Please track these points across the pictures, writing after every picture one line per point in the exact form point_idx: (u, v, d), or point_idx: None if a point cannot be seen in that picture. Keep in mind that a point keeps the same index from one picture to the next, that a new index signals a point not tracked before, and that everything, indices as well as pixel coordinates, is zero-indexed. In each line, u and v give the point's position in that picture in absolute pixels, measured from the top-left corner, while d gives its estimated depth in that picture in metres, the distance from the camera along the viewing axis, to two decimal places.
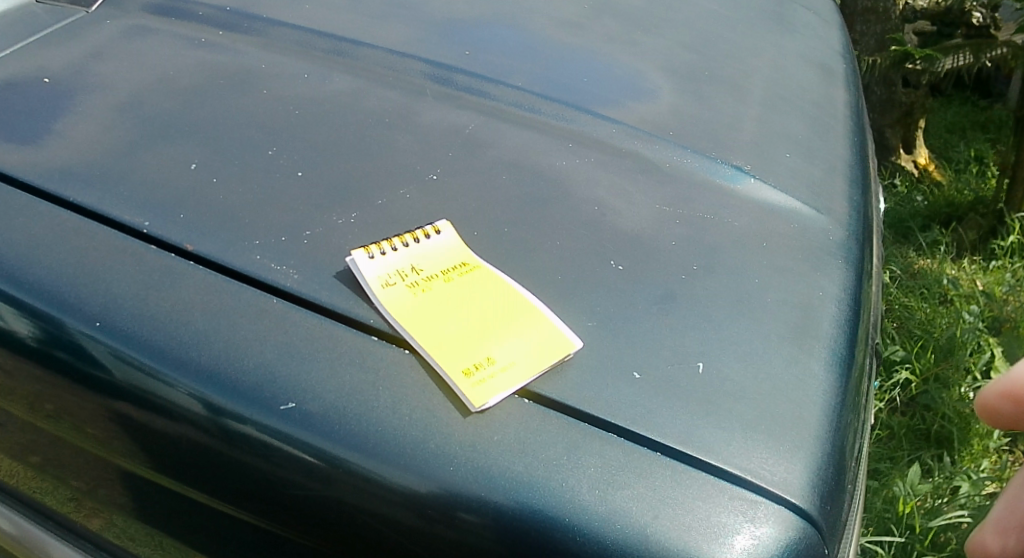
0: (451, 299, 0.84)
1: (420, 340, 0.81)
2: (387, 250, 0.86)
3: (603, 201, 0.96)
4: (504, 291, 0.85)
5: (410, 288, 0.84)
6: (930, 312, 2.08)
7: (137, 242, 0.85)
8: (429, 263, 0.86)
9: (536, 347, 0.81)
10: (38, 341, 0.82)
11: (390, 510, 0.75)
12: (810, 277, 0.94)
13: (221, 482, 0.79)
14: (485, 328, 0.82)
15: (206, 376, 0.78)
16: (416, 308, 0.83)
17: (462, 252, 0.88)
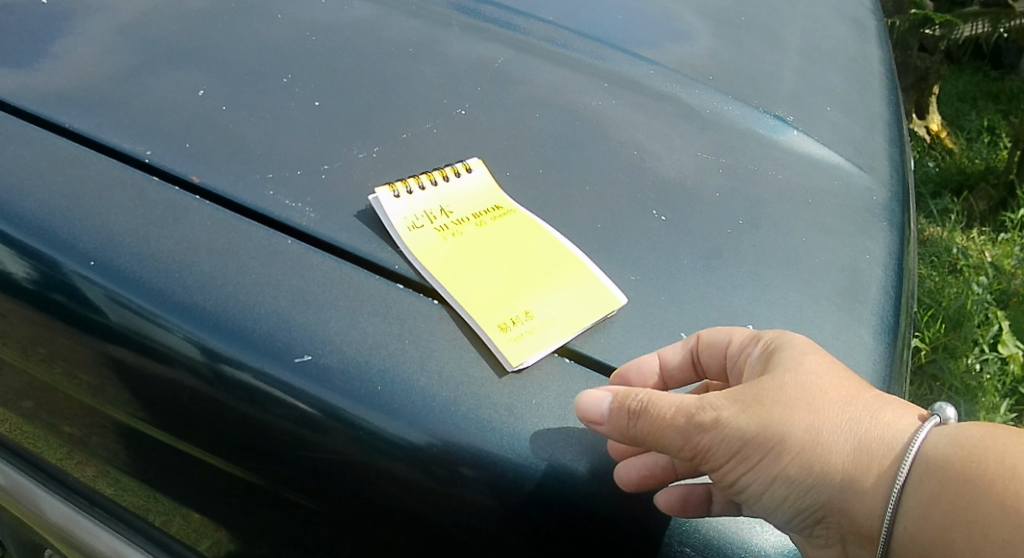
0: (484, 245, 0.78)
1: (452, 289, 0.74)
2: (413, 189, 0.80)
3: (641, 144, 0.93)
4: (542, 237, 0.79)
5: (439, 232, 0.79)
6: (940, 281, 2.14)
7: (140, 174, 0.81)
8: (458, 205, 0.81)
9: (580, 299, 0.75)
10: (29, 281, 0.78)
11: (413, 477, 0.67)
12: (855, 241, 0.99)
13: (229, 441, 0.73)
14: (520, 278, 0.76)
15: (215, 323, 0.72)
16: (446, 254, 0.77)
17: (494, 193, 0.83)
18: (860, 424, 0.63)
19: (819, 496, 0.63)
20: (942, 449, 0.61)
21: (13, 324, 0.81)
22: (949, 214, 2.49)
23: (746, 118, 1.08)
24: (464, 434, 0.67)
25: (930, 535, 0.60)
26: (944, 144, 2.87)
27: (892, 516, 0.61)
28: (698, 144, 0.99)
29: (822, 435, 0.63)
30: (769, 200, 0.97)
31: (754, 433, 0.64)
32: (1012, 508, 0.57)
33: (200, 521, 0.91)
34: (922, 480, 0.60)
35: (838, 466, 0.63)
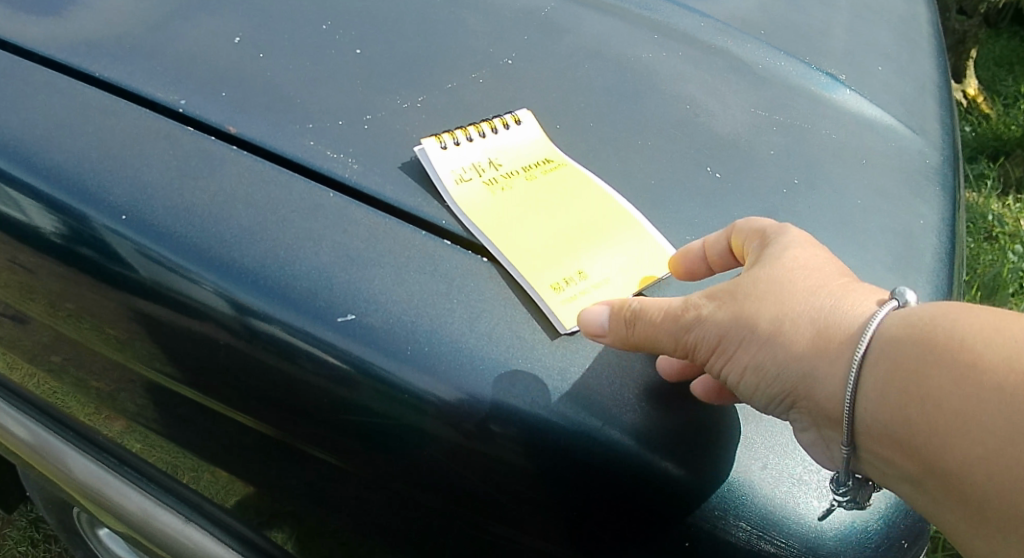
0: (535, 199, 0.76)
1: (502, 246, 0.72)
2: (460, 140, 0.77)
3: (693, 98, 0.90)
4: (595, 192, 0.76)
5: (489, 185, 0.76)
6: (974, 248, 2.10)
7: (174, 124, 0.78)
8: (507, 158, 0.78)
9: (635, 258, 0.73)
10: (60, 236, 0.75)
11: (461, 441, 0.66)
12: (912, 205, 0.94)
13: (268, 400, 0.71)
14: (572, 235, 0.74)
15: (252, 280, 0.69)
16: (497, 209, 0.74)
17: (543, 146, 0.80)
18: (822, 310, 0.60)
19: (787, 383, 0.61)
20: (895, 329, 0.57)
21: (46, 279, 0.79)
22: (985, 181, 2.40)
23: (799, 75, 1.02)
24: (516, 397, 0.66)
25: (892, 416, 0.56)
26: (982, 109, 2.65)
27: (853, 398, 0.58)
28: (751, 98, 0.94)
29: (787, 324, 0.60)
30: (824, 158, 0.92)
31: (727, 324, 0.62)
32: (973, 379, 0.53)
33: (228, 479, 0.88)
34: (876, 361, 0.57)
35: (801, 353, 0.59)
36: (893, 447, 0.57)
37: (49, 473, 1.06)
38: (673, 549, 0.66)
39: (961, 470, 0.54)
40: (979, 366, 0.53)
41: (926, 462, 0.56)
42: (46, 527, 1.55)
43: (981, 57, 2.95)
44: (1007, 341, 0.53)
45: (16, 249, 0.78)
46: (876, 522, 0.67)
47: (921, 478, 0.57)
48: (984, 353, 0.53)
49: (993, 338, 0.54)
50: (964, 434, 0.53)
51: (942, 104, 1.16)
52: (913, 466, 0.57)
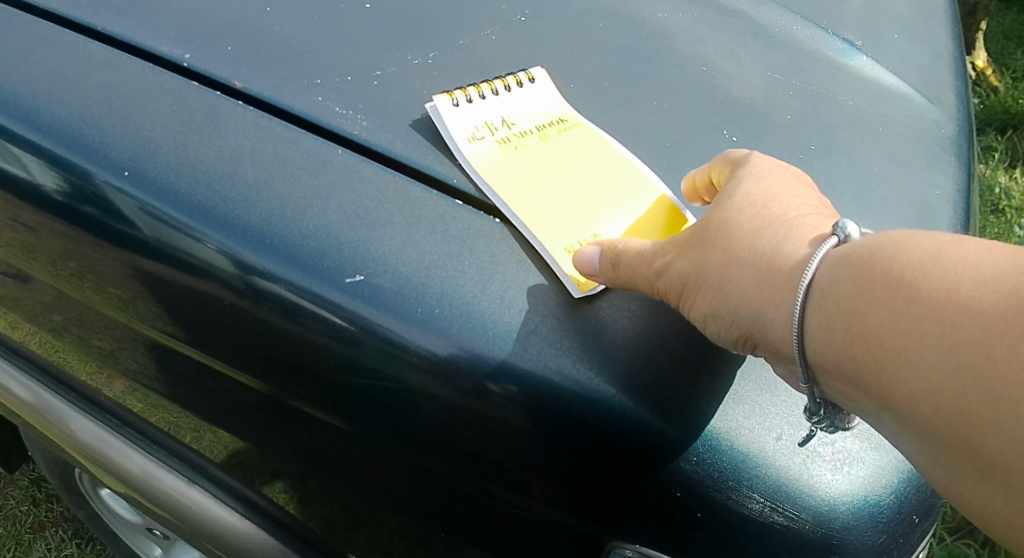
0: (549, 159, 0.74)
1: (514, 207, 0.70)
2: (473, 97, 0.75)
3: (709, 60, 0.88)
4: (608, 152, 0.75)
5: (502, 144, 0.74)
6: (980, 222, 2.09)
7: (178, 78, 0.76)
8: (520, 117, 0.76)
9: (652, 219, 0.71)
10: (61, 193, 0.74)
11: (470, 404, 0.65)
12: (927, 173, 0.93)
13: (274, 362, 0.70)
14: (585, 197, 0.72)
15: (257, 240, 0.67)
16: (511, 169, 0.73)
17: (556, 104, 0.78)
18: (767, 249, 0.60)
19: (743, 326, 0.61)
20: (834, 268, 0.56)
21: (47, 236, 0.77)
22: (992, 153, 2.38)
23: (815, 40, 1.00)
24: (527, 361, 0.65)
25: (839, 355, 0.55)
26: (991, 81, 2.59)
27: (801, 338, 0.57)
28: (767, 61, 0.92)
29: (735, 267, 0.60)
30: (840, 124, 0.91)
31: (684, 264, 0.62)
32: (913, 312, 0.52)
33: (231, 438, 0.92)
34: (820, 302, 0.56)
35: (750, 293, 0.60)
36: (846, 385, 0.56)
37: (49, 434, 1.04)
38: (683, 519, 0.65)
39: (909, 405, 0.53)
40: (918, 299, 0.52)
41: (881, 399, 0.54)
42: (48, 487, 1.55)
43: (991, 28, 2.90)
44: (944, 272, 0.52)
45: (16, 206, 0.77)
46: (888, 496, 0.67)
47: (875, 413, 0.56)
48: (922, 285, 0.52)
49: (931, 270, 0.52)
50: (908, 370, 0.52)
51: (958, 72, 1.14)
52: (869, 402, 0.56)
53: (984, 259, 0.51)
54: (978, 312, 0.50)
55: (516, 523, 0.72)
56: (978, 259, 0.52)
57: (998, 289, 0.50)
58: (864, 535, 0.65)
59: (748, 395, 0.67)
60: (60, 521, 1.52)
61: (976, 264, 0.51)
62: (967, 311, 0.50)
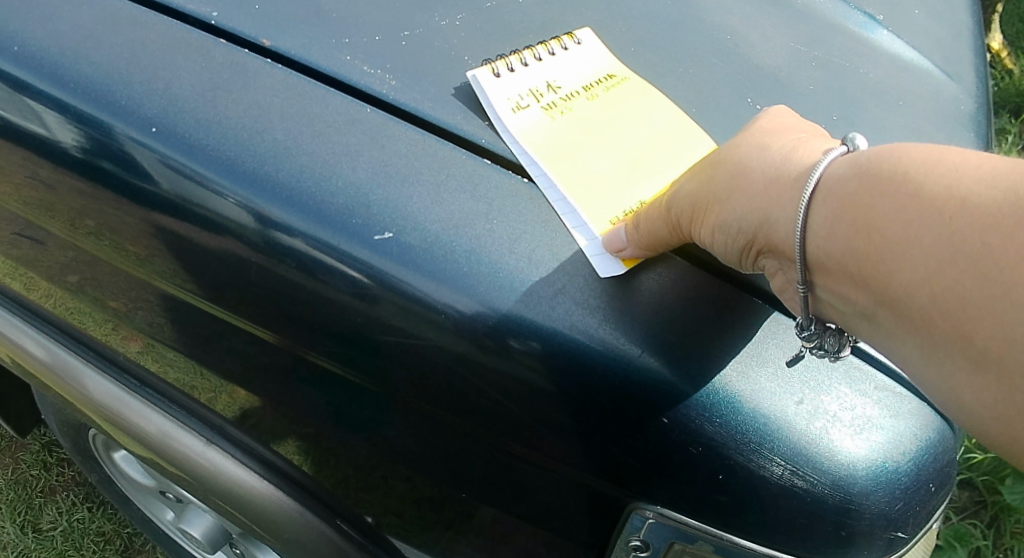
0: (591, 126, 0.77)
1: (560, 175, 0.72)
2: (514, 66, 0.77)
3: (733, 28, 0.88)
4: (652, 114, 0.77)
5: (546, 112, 0.77)
6: None
7: (206, 36, 0.77)
8: (562, 81, 0.79)
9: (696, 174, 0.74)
10: (81, 150, 0.74)
11: (493, 363, 0.66)
12: (946, 148, 0.93)
13: (296, 317, 0.71)
14: (628, 163, 0.75)
15: (286, 196, 0.68)
16: (556, 138, 0.75)
17: (597, 65, 0.80)
18: (776, 161, 0.61)
19: (749, 235, 0.61)
20: (841, 169, 0.56)
21: (68, 195, 0.78)
22: (1005, 136, 2.38)
23: (837, 13, 1.00)
24: (552, 320, 0.65)
25: (840, 250, 0.56)
26: (1007, 64, 2.56)
27: (803, 235, 0.58)
28: (790, 32, 0.92)
29: (742, 179, 0.61)
30: (862, 96, 0.90)
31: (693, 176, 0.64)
32: (914, 208, 0.52)
33: (245, 397, 0.97)
34: (824, 199, 0.56)
35: (756, 199, 0.60)
36: (845, 282, 0.57)
37: (64, 393, 1.02)
38: (705, 482, 0.66)
39: (906, 296, 0.53)
40: (920, 192, 0.52)
41: (880, 295, 0.55)
42: (59, 451, 1.57)
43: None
44: (946, 171, 0.52)
45: (40, 165, 0.78)
46: (905, 463, 0.68)
47: (875, 310, 0.56)
48: (924, 181, 0.52)
49: (933, 168, 0.53)
50: (907, 262, 0.52)
51: (980, 50, 1.13)
52: (865, 298, 0.56)
53: (986, 160, 0.51)
54: (977, 205, 0.50)
55: (533, 480, 0.73)
56: (980, 160, 0.52)
57: (998, 185, 0.50)
58: (882, 501, 0.67)
59: (771, 357, 0.67)
60: (71, 485, 1.53)
61: (979, 165, 0.51)
62: (966, 206, 0.50)
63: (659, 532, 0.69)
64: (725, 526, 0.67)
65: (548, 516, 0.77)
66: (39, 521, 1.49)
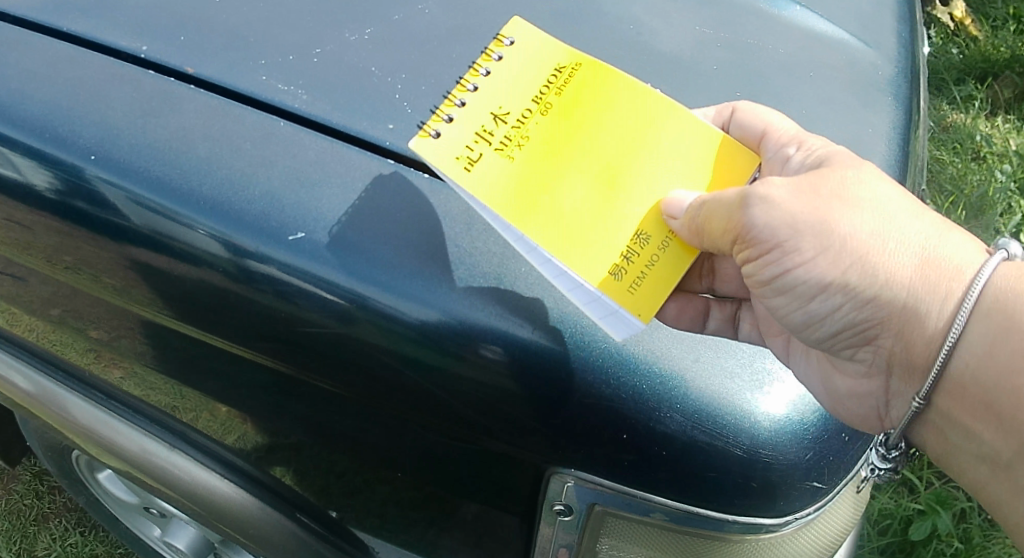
0: (560, 151, 0.73)
1: (554, 242, 0.71)
2: (451, 113, 0.71)
3: (638, 19, 0.93)
4: (623, 115, 0.74)
5: (499, 151, 0.71)
6: (963, 168, 2.16)
7: (136, 69, 0.83)
8: (510, 101, 0.73)
9: (705, 166, 0.75)
10: (43, 190, 0.82)
11: (408, 349, 0.73)
12: (859, 114, 0.94)
13: (237, 322, 0.79)
14: (613, 192, 0.74)
15: (213, 210, 0.76)
16: (521, 183, 0.71)
17: (546, 66, 0.74)
18: (925, 241, 0.74)
19: (886, 313, 0.75)
20: (1006, 288, 0.73)
21: (38, 235, 0.87)
22: (972, 102, 2.39)
23: None
24: (463, 305, 0.73)
25: (991, 373, 0.74)
26: (971, 31, 2.59)
27: (958, 345, 0.74)
28: (697, 17, 0.96)
29: (885, 251, 0.73)
30: (770, 71, 0.92)
31: (804, 230, 0.73)
32: None
33: (227, 415, 0.99)
34: (987, 317, 0.73)
35: (911, 282, 0.74)
36: (976, 403, 0.76)
37: (47, 419, 1.09)
38: (613, 443, 0.71)
39: None
40: None
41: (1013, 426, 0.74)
42: (50, 480, 1.62)
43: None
44: None
45: (9, 207, 0.85)
46: (808, 413, 0.73)
47: (997, 444, 0.77)
48: None
49: None
50: None
51: (902, 17, 1.15)
52: (992, 428, 0.76)
53: None
54: None
55: (466, 456, 0.80)
56: None
57: None
58: (783, 456, 0.72)
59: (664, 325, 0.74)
60: (63, 512, 1.58)
61: None
62: None
63: (578, 495, 0.76)
64: (640, 486, 0.73)
65: (486, 490, 0.83)
66: (35, 551, 1.54)
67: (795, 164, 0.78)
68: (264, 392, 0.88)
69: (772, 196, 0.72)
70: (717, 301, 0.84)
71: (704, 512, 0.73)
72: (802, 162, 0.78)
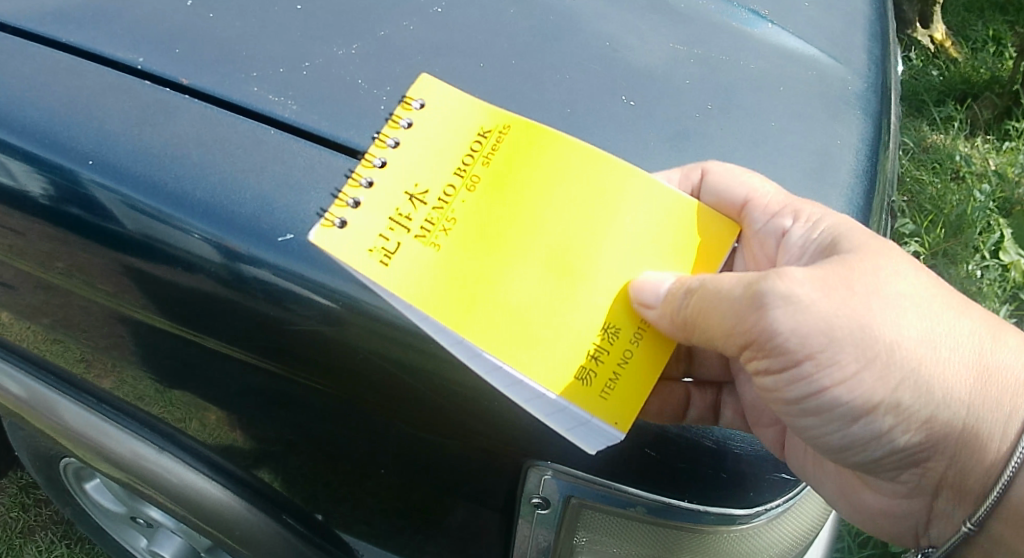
0: (490, 237, 0.74)
1: (498, 346, 0.73)
2: (355, 198, 0.74)
3: (614, 36, 0.97)
4: (561, 195, 0.75)
5: (416, 234, 0.73)
6: (942, 188, 2.20)
7: (132, 78, 0.86)
8: (426, 178, 0.74)
9: (658, 242, 0.77)
10: (46, 198, 0.86)
11: (392, 351, 0.77)
12: (827, 126, 0.98)
13: (231, 324, 0.83)
14: (562, 282, 0.75)
15: (206, 214, 0.79)
16: (455, 278, 0.73)
17: (461, 130, 0.76)
18: (975, 360, 0.77)
19: (939, 437, 0.79)
20: None
21: (38, 240, 0.90)
22: (952, 122, 2.44)
23: (720, 11, 1.06)
24: None
25: None
26: (950, 54, 2.66)
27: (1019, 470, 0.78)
28: (672, 34, 1.00)
29: (935, 371, 0.76)
30: (742, 85, 0.97)
31: (853, 344, 0.75)
32: None
33: (216, 423, 1.02)
34: None
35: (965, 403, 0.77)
36: None
37: (41, 423, 1.12)
38: None
39: None
40: None
41: None
42: (36, 493, 1.63)
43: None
44: None
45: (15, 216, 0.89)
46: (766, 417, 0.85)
47: None
48: None
49: None
50: None
51: (875, 35, 1.18)
52: None
53: None
54: None
55: (450, 451, 0.84)
56: None
57: None
58: (748, 449, 0.81)
59: None
60: (49, 525, 1.60)
61: None
62: None
63: (554, 487, 0.80)
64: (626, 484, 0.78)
65: (468, 484, 0.87)
66: None
67: (796, 238, 0.81)
68: (255, 393, 0.91)
69: (797, 295, 0.73)
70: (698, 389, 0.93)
71: (680, 504, 0.78)
72: (805, 235, 0.81)
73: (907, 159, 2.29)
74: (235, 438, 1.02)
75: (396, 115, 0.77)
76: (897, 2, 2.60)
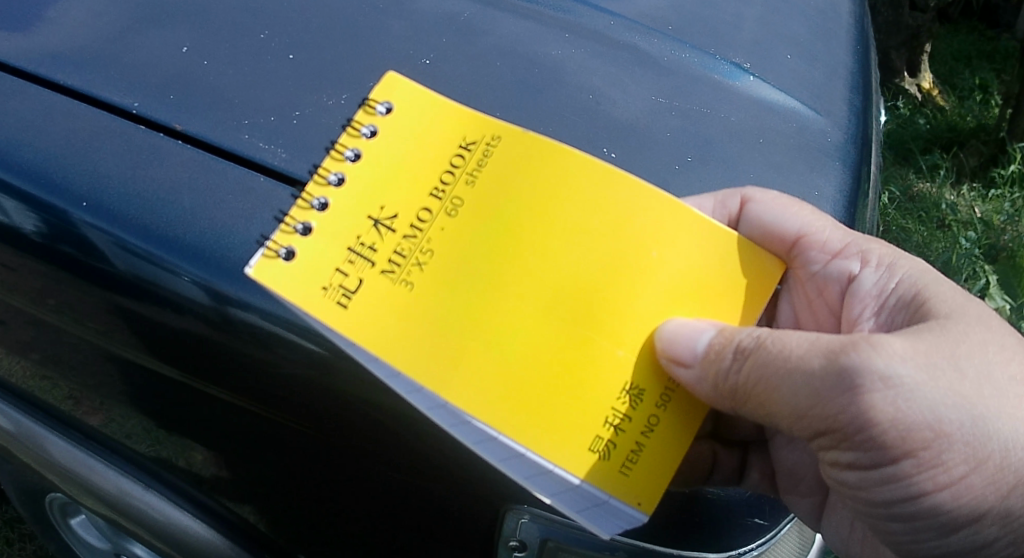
0: (473, 273, 0.72)
1: (501, 417, 0.71)
2: (302, 224, 0.72)
3: (596, 89, 1.00)
4: (555, 228, 0.73)
5: (380, 269, 0.71)
6: (928, 236, 2.22)
7: (127, 122, 0.89)
8: (391, 199, 0.73)
9: (686, 290, 0.77)
10: (40, 235, 0.89)
11: (374, 394, 0.79)
12: (806, 178, 1.00)
13: (217, 365, 0.85)
14: (570, 338, 0.73)
15: (194, 258, 0.81)
16: (433, 327, 0.71)
17: (430, 146, 0.74)
18: None
19: None
20: None
21: (35, 276, 0.93)
22: (938, 170, 2.47)
23: (703, 64, 1.08)
24: None
25: None
26: (937, 103, 2.72)
27: None
28: (654, 87, 1.03)
29: None
30: (721, 138, 0.99)
31: (966, 444, 0.75)
32: None
33: (201, 463, 1.02)
34: None
35: None
36: None
37: (32, 457, 1.17)
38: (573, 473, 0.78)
39: None
40: None
41: None
42: (21, 526, 1.63)
43: (938, 50, 3.01)
44: None
45: (14, 251, 0.92)
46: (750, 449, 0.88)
47: None
48: None
49: None
50: None
51: (857, 86, 1.21)
52: None
53: None
54: None
55: (428, 493, 0.85)
56: None
57: None
58: (721, 494, 0.84)
59: None
60: None
61: None
62: None
63: (532, 530, 0.82)
64: (678, 544, 0.80)
65: (444, 528, 0.88)
66: None
67: (870, 287, 0.85)
68: (240, 431, 0.93)
69: (903, 383, 0.72)
70: (729, 455, 0.97)
71: (655, 549, 0.79)
72: (879, 282, 0.85)
73: (895, 208, 2.30)
74: (215, 479, 1.02)
75: (357, 121, 0.76)
76: (885, 52, 2.66)
